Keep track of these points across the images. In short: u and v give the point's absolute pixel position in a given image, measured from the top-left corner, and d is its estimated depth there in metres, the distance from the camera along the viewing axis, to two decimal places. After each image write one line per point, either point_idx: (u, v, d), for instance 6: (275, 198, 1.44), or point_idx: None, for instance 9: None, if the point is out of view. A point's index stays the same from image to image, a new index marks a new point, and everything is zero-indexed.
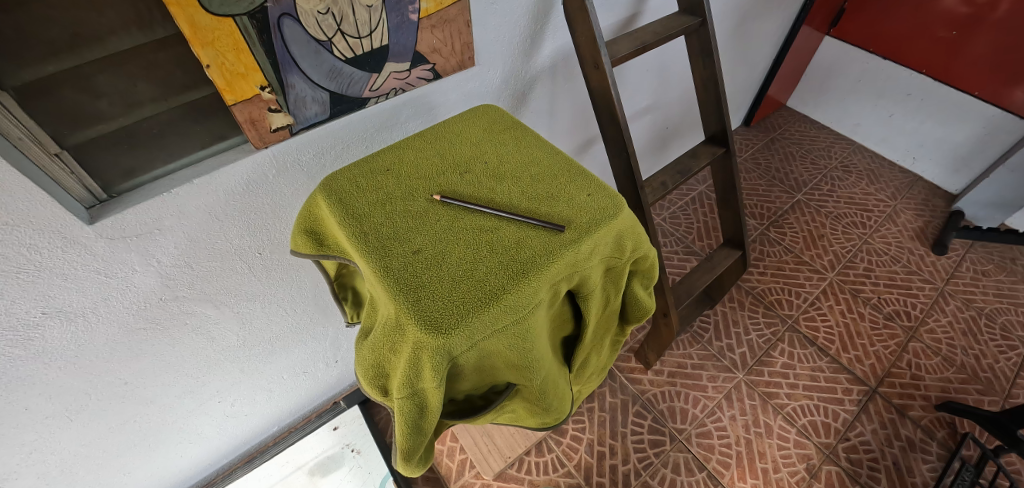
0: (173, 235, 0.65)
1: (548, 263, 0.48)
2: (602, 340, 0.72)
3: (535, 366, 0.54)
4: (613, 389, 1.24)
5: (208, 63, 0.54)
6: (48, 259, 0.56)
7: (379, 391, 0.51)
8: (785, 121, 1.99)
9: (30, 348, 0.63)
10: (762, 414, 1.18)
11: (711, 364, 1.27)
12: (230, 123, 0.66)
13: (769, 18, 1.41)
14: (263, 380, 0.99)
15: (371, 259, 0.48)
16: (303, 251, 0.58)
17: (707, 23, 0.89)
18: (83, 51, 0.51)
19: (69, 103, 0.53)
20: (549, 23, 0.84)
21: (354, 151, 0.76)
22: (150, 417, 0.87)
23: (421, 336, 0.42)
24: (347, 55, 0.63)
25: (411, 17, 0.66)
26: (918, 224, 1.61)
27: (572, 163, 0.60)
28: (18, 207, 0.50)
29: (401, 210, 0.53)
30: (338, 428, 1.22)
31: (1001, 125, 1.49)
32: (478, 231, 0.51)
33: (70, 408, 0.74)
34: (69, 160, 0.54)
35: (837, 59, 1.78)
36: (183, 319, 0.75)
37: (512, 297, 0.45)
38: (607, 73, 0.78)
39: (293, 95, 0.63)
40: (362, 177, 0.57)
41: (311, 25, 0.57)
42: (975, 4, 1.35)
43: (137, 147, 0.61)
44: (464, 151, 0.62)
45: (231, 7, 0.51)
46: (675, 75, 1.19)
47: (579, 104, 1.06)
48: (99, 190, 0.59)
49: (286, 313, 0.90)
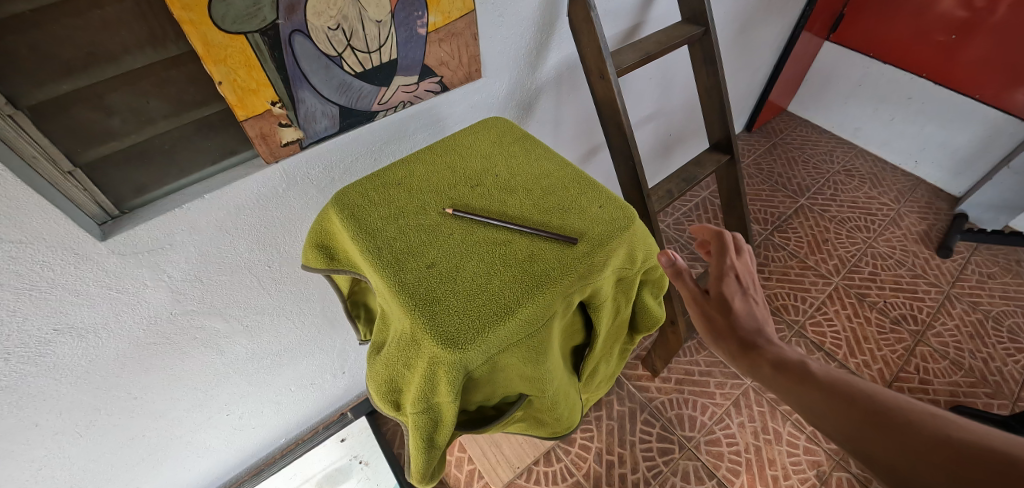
0: (184, 250, 0.65)
1: (562, 277, 0.48)
2: (612, 350, 0.72)
3: (547, 378, 0.54)
4: (621, 397, 1.23)
5: (220, 80, 0.55)
6: (60, 275, 0.56)
7: (392, 405, 0.51)
8: (787, 126, 2.00)
9: (41, 364, 0.63)
10: (771, 420, 1.18)
11: (718, 371, 1.27)
12: (241, 138, 0.66)
13: (770, 24, 1.42)
14: (271, 393, 0.99)
15: (385, 273, 0.48)
16: (314, 265, 0.59)
17: (710, 32, 0.90)
18: (96, 70, 0.51)
19: (82, 121, 0.54)
20: (554, 34, 0.84)
21: (364, 164, 0.77)
22: (159, 431, 0.87)
23: (437, 351, 0.43)
24: (356, 70, 0.64)
25: (419, 31, 0.67)
26: (922, 227, 1.61)
27: (581, 174, 0.60)
28: (32, 225, 0.51)
29: (414, 224, 0.53)
30: (345, 439, 1.21)
31: (1002, 127, 1.49)
32: (490, 244, 0.51)
33: (80, 424, 0.74)
34: (83, 178, 0.55)
35: (836, 64, 1.79)
36: (194, 334, 0.76)
37: (527, 311, 0.46)
38: (613, 83, 0.78)
39: (303, 110, 0.63)
40: (374, 191, 0.58)
41: (321, 41, 0.58)
42: (972, 7, 1.38)
43: (149, 164, 0.62)
44: (475, 164, 0.62)
45: (243, 25, 0.52)
46: (678, 82, 1.20)
47: (584, 113, 1.07)
48: (111, 206, 0.59)
49: (295, 325, 0.90)
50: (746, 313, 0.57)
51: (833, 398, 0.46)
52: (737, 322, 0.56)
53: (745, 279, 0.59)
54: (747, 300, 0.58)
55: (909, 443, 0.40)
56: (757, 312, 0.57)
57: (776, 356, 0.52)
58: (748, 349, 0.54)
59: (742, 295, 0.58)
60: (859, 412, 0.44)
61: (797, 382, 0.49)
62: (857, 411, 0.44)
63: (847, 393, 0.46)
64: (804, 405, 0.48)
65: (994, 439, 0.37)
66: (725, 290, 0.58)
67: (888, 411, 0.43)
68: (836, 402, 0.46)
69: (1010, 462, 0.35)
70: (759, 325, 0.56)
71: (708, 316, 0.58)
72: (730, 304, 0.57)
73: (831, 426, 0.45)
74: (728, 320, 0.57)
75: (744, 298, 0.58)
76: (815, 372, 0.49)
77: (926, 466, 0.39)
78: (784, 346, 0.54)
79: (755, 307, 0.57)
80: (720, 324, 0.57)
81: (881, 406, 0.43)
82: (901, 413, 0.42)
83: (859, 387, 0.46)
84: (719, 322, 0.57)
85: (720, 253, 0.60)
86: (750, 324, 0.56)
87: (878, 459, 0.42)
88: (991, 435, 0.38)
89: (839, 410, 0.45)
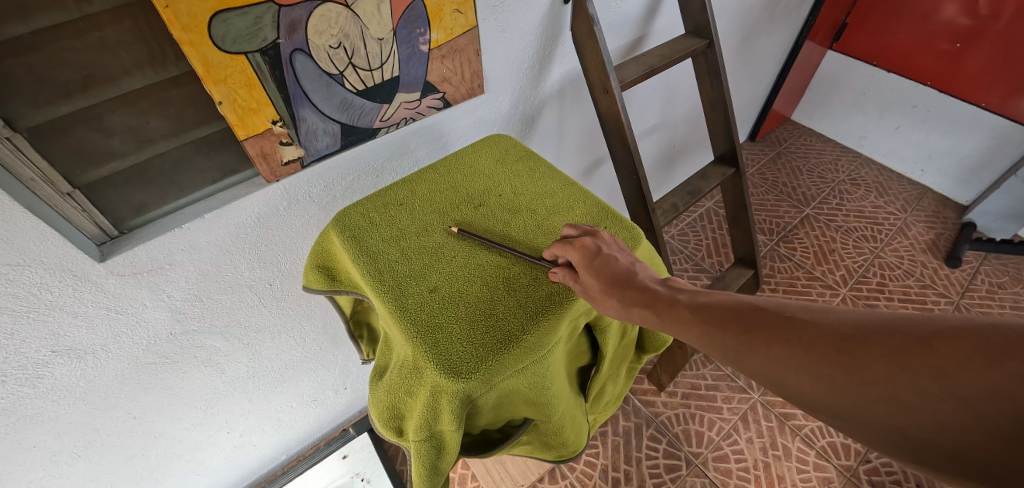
0: (184, 270, 0.64)
1: (570, 301, 0.47)
2: (619, 370, 0.71)
3: (554, 402, 0.53)
4: (626, 412, 1.21)
5: (220, 100, 0.54)
6: (59, 297, 0.56)
7: (394, 432, 0.49)
8: (790, 135, 1.99)
9: (38, 386, 0.62)
10: (780, 435, 1.16)
11: (726, 385, 1.25)
12: (241, 156, 0.66)
13: (773, 34, 1.41)
14: (272, 409, 0.98)
15: (386, 297, 0.47)
16: (315, 287, 0.58)
17: (714, 45, 0.90)
18: (95, 92, 0.51)
19: (81, 143, 0.53)
20: (557, 48, 0.84)
21: (366, 182, 0.76)
22: (159, 450, 0.86)
23: (441, 379, 0.41)
24: (358, 87, 0.63)
25: (421, 48, 0.66)
26: (929, 236, 1.59)
27: (586, 193, 0.60)
28: (30, 247, 0.50)
29: (417, 246, 0.53)
30: (347, 456, 1.17)
31: (1008, 135, 1.48)
32: (495, 267, 0.51)
33: (78, 445, 0.73)
34: (81, 198, 0.54)
35: (838, 73, 1.78)
36: (194, 353, 0.75)
37: (532, 337, 0.45)
38: (617, 97, 0.78)
39: (304, 128, 0.62)
40: (374, 212, 0.57)
41: (322, 60, 0.58)
42: (976, 15, 1.37)
43: (149, 184, 0.61)
44: (479, 183, 0.61)
45: (243, 45, 0.52)
46: (681, 92, 1.19)
47: (587, 126, 1.06)
48: (110, 227, 0.58)
49: (295, 342, 0.88)
50: (619, 275, 0.48)
51: (707, 325, 0.43)
52: (614, 284, 0.47)
53: (595, 243, 0.50)
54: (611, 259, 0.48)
55: (776, 350, 0.38)
56: (623, 269, 0.49)
57: (651, 299, 0.47)
58: (626, 302, 0.47)
59: (598, 262, 0.47)
60: (729, 330, 0.42)
61: (676, 318, 0.45)
62: (729, 330, 0.42)
63: (715, 316, 0.43)
64: (681, 335, 0.45)
65: (835, 322, 0.37)
66: (590, 260, 0.47)
67: (750, 321, 0.41)
68: (711, 328, 0.43)
69: (854, 340, 0.35)
70: (630, 275, 0.48)
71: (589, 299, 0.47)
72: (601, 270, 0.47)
73: (712, 350, 0.43)
74: (608, 286, 0.47)
75: (606, 258, 0.48)
76: (683, 302, 0.46)
77: (794, 369, 0.37)
78: (654, 284, 0.48)
79: (616, 264, 0.48)
80: (602, 300, 0.47)
81: (743, 318, 0.41)
82: (759, 319, 0.41)
83: (721, 305, 0.44)
84: (598, 297, 0.47)
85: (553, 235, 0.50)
86: (627, 284, 0.47)
87: (757, 374, 0.39)
88: (830, 317, 0.37)
89: (715, 337, 0.42)
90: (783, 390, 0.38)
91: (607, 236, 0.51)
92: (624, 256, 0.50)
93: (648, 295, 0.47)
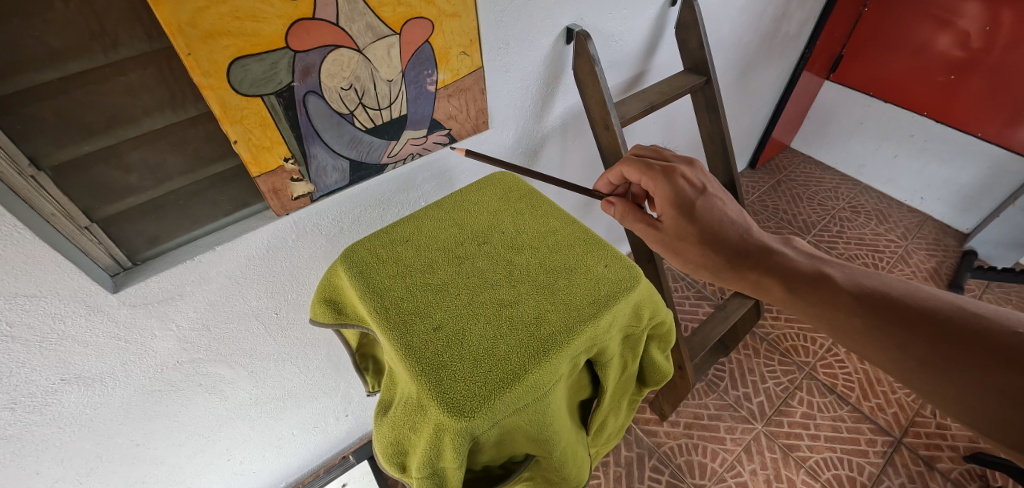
0: (194, 300, 0.66)
1: (569, 339, 0.48)
2: (620, 404, 0.71)
3: (553, 440, 0.53)
4: (629, 442, 1.21)
5: (236, 139, 0.56)
6: (72, 328, 0.57)
7: (397, 468, 0.49)
8: (790, 163, 2.02)
9: (46, 413, 0.63)
10: (784, 467, 1.14)
11: (728, 415, 1.24)
12: (253, 190, 0.68)
13: (770, 65, 1.45)
14: (273, 437, 0.97)
15: (393, 336, 0.48)
16: (322, 320, 0.58)
17: (712, 81, 0.92)
18: (117, 132, 0.53)
19: (101, 179, 0.55)
20: (559, 86, 0.87)
21: (372, 215, 0.78)
22: (160, 478, 0.86)
23: (445, 418, 0.42)
24: (367, 125, 0.66)
25: (428, 88, 0.69)
26: (931, 264, 1.60)
27: (588, 232, 0.61)
28: (46, 279, 0.51)
29: (422, 283, 0.54)
30: (346, 485, 1.15)
31: (1006, 164, 1.50)
32: (495, 306, 0.52)
33: (80, 472, 0.74)
34: (98, 232, 0.56)
35: (836, 102, 1.82)
36: (198, 380, 0.75)
37: (533, 377, 0.45)
38: (618, 133, 0.80)
39: (314, 164, 0.64)
40: (383, 248, 0.58)
41: (334, 100, 0.60)
42: (969, 48, 1.40)
43: (163, 217, 0.63)
44: (482, 221, 0.63)
45: (260, 87, 0.54)
46: (681, 123, 1.22)
47: (589, 157, 1.09)
48: (124, 258, 0.60)
49: (300, 370, 0.89)
50: (713, 215, 0.61)
51: (882, 321, 0.48)
52: (711, 228, 0.60)
53: (694, 177, 0.64)
54: (714, 200, 0.62)
55: (979, 372, 0.42)
56: (724, 208, 0.62)
57: (803, 279, 0.55)
58: (729, 260, 0.59)
59: (697, 196, 0.61)
60: (920, 335, 0.46)
61: (831, 307, 0.51)
62: (919, 337, 0.46)
63: (898, 315, 0.48)
64: (841, 329, 0.51)
65: None
66: (680, 198, 0.61)
67: (956, 332, 0.45)
68: (891, 327, 0.48)
69: None
70: (731, 221, 0.61)
71: (671, 234, 0.62)
72: (691, 208, 0.61)
73: (885, 348, 0.47)
74: (700, 235, 0.60)
75: (708, 199, 0.62)
76: (844, 283, 0.52)
77: (1003, 394, 0.40)
78: (791, 252, 0.58)
79: (717, 205, 0.61)
80: (691, 253, 0.61)
81: (936, 324, 0.46)
82: (966, 334, 0.44)
83: (911, 302, 0.49)
84: (689, 248, 0.61)
85: (647, 169, 0.65)
86: (723, 233, 0.60)
87: (946, 390, 0.44)
88: None
89: (887, 334, 0.48)
90: (969, 411, 0.42)
91: (705, 171, 0.65)
92: (729, 203, 0.62)
93: (785, 270, 0.56)
